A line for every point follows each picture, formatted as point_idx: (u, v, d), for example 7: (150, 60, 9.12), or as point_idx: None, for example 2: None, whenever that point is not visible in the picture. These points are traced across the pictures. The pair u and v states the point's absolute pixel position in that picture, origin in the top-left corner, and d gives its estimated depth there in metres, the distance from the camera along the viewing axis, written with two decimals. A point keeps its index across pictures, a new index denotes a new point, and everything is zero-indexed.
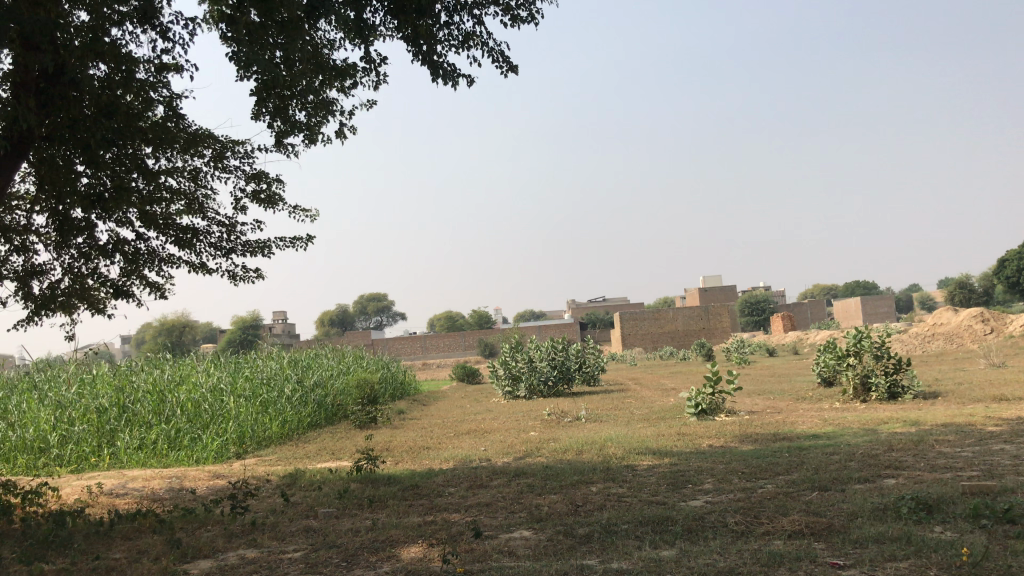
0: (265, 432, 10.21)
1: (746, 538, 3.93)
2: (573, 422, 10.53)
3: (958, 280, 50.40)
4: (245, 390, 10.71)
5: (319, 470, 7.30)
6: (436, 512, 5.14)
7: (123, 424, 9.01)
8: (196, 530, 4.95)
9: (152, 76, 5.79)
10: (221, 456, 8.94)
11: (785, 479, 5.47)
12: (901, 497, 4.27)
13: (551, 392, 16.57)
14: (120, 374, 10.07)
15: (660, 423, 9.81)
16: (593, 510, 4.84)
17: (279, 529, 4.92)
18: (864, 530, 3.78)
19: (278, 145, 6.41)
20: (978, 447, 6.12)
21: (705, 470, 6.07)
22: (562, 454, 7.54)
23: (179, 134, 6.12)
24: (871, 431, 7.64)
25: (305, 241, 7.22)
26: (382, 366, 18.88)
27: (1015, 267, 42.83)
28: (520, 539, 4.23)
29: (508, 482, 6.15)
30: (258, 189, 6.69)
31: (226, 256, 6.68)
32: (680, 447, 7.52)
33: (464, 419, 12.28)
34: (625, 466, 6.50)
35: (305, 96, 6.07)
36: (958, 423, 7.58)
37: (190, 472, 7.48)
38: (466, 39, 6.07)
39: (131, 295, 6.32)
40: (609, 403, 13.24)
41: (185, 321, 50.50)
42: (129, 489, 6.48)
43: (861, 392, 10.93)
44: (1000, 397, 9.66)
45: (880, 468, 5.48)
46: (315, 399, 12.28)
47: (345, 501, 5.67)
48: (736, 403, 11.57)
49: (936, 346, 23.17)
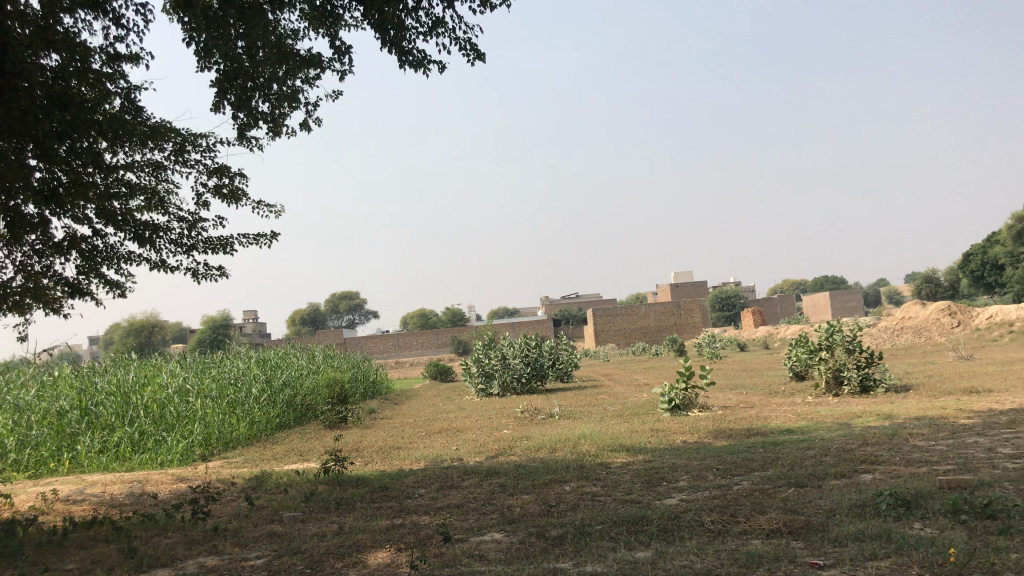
0: (232, 434, 10.01)
1: (723, 538, 3.83)
2: (546, 419, 10.43)
3: (925, 275, 51.15)
4: (211, 391, 10.46)
5: (286, 472, 7.12)
6: (405, 515, 5.00)
7: (85, 428, 8.75)
8: (154, 537, 4.76)
9: (108, 67, 5.58)
10: (186, 459, 8.74)
11: (760, 475, 5.39)
12: (879, 494, 4.19)
13: (524, 390, 16.48)
14: (83, 376, 9.77)
15: (634, 420, 9.73)
16: (566, 510, 4.72)
17: (242, 535, 4.75)
18: (843, 528, 3.70)
19: (241, 138, 6.21)
20: (952, 441, 6.09)
21: (680, 467, 5.97)
22: (535, 452, 7.43)
23: (137, 127, 5.91)
24: (845, 425, 7.60)
25: (269, 238, 7.01)
26: (353, 365, 18.64)
27: (980, 261, 43.61)
28: (491, 542, 4.11)
29: (480, 482, 6.00)
30: (221, 184, 6.48)
31: (187, 253, 6.46)
32: (654, 444, 7.43)
33: (436, 418, 12.13)
34: (599, 464, 6.38)
35: (268, 87, 5.88)
36: (930, 416, 7.57)
37: (152, 476, 7.25)
38: (435, 25, 5.92)
39: (89, 293, 6.09)
40: (582, 400, 13.16)
41: (153, 321, 49.85)
42: (87, 495, 6.25)
43: (834, 386, 10.92)
44: (970, 389, 9.71)
45: (856, 463, 5.41)
46: (283, 399, 12.08)
47: (311, 504, 5.51)
48: (709, 399, 11.53)
49: (905, 340, 23.41)
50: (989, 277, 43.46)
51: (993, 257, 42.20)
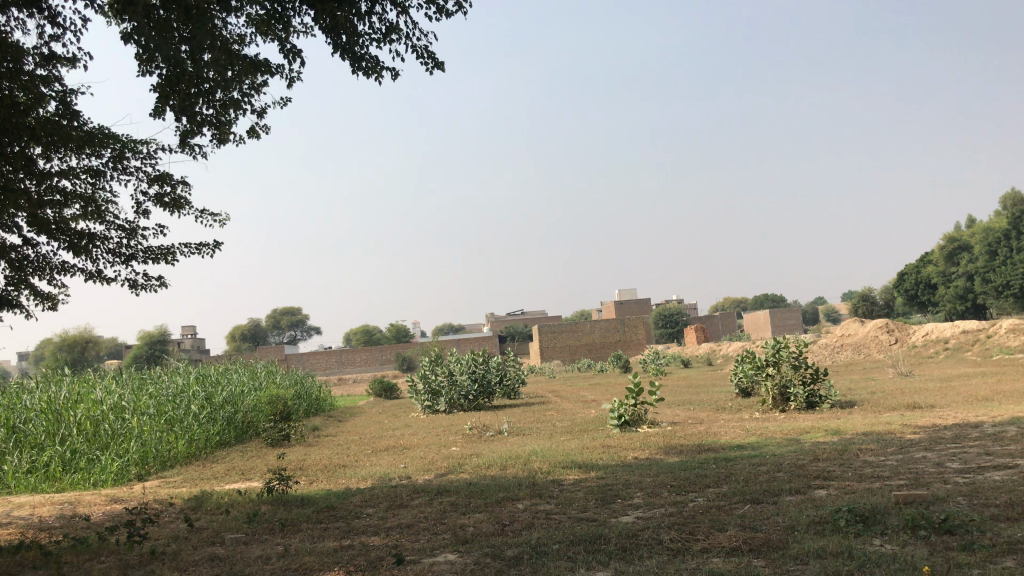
0: (170, 452, 9.66)
1: (682, 556, 3.75)
2: (494, 436, 10.31)
3: (862, 294, 52.43)
4: (148, 408, 10.09)
5: (228, 492, 6.87)
6: (353, 536, 4.82)
7: (12, 447, 8.37)
8: (86, 562, 4.51)
9: (44, 69, 5.34)
10: (121, 479, 8.40)
11: (715, 492, 5.34)
12: (836, 510, 4.17)
13: (471, 406, 16.32)
14: (11, 393, 9.33)
15: (584, 436, 9.65)
16: (521, 529, 4.60)
17: (181, 558, 4.53)
18: (804, 545, 3.65)
19: (183, 145, 5.99)
20: (902, 455, 6.13)
21: (634, 484, 5.89)
22: (485, 469, 7.30)
23: (73, 132, 5.66)
24: (794, 441, 7.61)
25: (212, 247, 6.77)
26: (296, 381, 18.25)
27: (913, 280, 44.79)
28: (445, 564, 3.96)
29: (430, 501, 5.84)
30: (163, 192, 6.25)
31: (125, 263, 6.19)
32: (605, 460, 7.35)
33: (382, 435, 11.90)
34: (551, 481, 6.27)
35: (213, 93, 5.68)
36: (878, 431, 7.64)
37: (85, 497, 6.92)
38: (390, 31, 5.80)
39: (19, 304, 5.78)
40: (530, 416, 13.06)
41: (86, 336, 48.36)
42: (14, 518, 5.94)
43: (780, 402, 11.00)
44: (913, 405, 9.86)
45: (810, 479, 5.40)
46: (223, 416, 11.73)
47: (254, 525, 5.29)
48: (658, 414, 11.54)
49: (845, 357, 23.85)
50: (922, 297, 44.60)
51: (926, 276, 43.46)
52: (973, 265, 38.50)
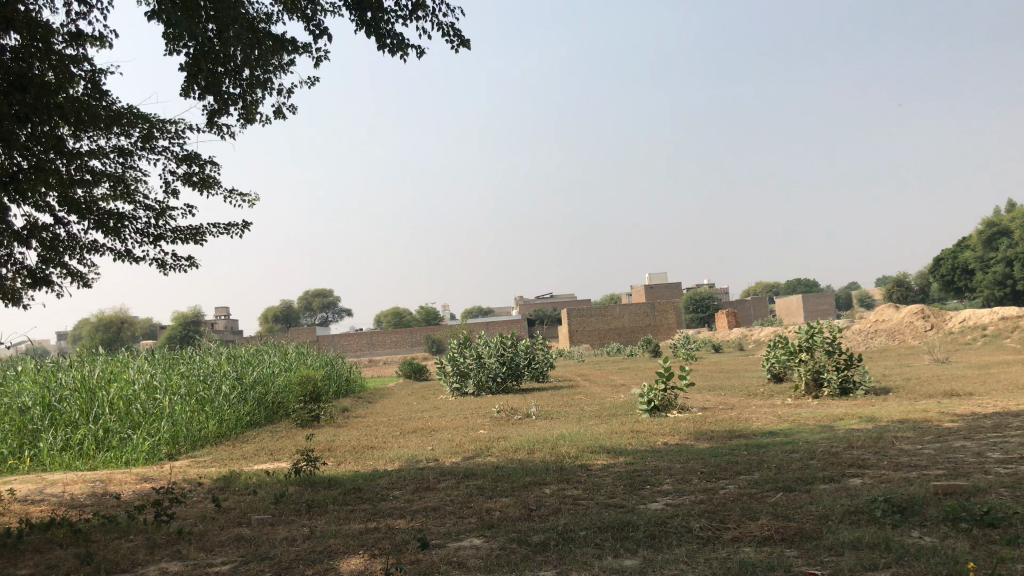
0: (200, 432, 9.73)
1: (713, 545, 3.66)
2: (522, 419, 10.25)
3: (896, 280, 51.67)
4: (180, 388, 10.16)
5: (256, 472, 6.88)
6: (379, 518, 4.79)
7: (47, 425, 8.48)
8: (114, 541, 4.52)
9: (72, 48, 5.33)
10: (152, 458, 8.47)
11: (746, 479, 5.23)
12: (873, 499, 4.05)
13: (499, 389, 16.30)
14: (46, 371, 9.44)
15: (613, 421, 9.56)
16: (548, 515, 4.54)
17: (207, 539, 4.52)
18: (839, 536, 3.55)
19: (210, 125, 5.97)
20: (939, 444, 5.98)
21: (663, 469, 5.81)
22: (513, 453, 7.24)
23: (102, 112, 5.64)
24: (827, 428, 7.46)
25: (240, 228, 6.76)
26: (326, 362, 18.34)
27: (950, 265, 43.99)
28: (470, 548, 3.91)
29: (457, 484, 5.80)
30: (191, 172, 6.23)
31: (154, 243, 6.19)
32: (634, 445, 7.27)
33: (411, 417, 11.91)
34: (579, 466, 6.20)
35: (239, 71, 5.64)
36: (914, 419, 7.47)
37: (116, 475, 6.98)
38: (416, 8, 5.70)
39: (51, 283, 5.80)
40: (558, 400, 13.00)
41: (122, 317, 49.13)
42: (46, 495, 5.99)
43: (813, 388, 10.82)
44: (950, 392, 9.64)
45: (844, 467, 5.28)
46: (253, 397, 11.79)
47: (281, 507, 5.28)
48: (688, 400, 11.41)
49: (879, 343, 23.50)
50: (959, 282, 43.82)
51: (963, 261, 42.70)
52: (1012, 251, 37.74)
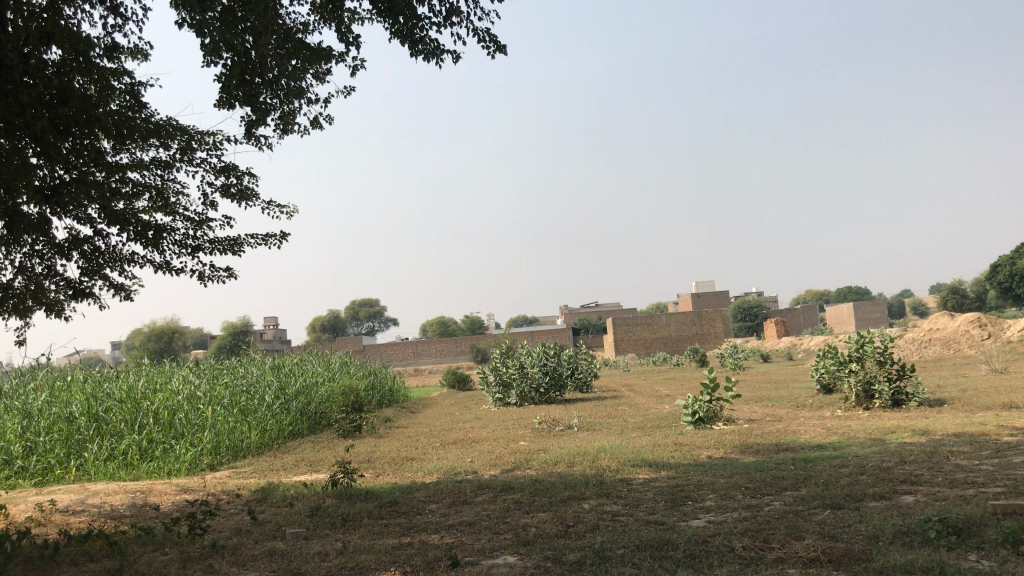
0: (243, 442, 9.78)
1: (756, 566, 3.51)
2: (563, 431, 10.11)
3: (951, 287, 50.35)
4: (223, 397, 10.22)
5: (294, 484, 6.85)
6: (414, 533, 4.71)
7: (93, 435, 8.57)
8: (148, 554, 4.50)
9: (112, 62, 5.37)
10: (195, 467, 8.51)
11: (792, 495, 5.04)
12: (927, 519, 3.84)
13: (542, 400, 16.15)
14: (93, 381, 9.57)
15: (656, 433, 9.37)
16: (585, 532, 4.41)
17: (241, 552, 4.48)
18: (891, 557, 3.37)
19: (248, 136, 5.98)
20: (997, 460, 5.71)
21: (706, 484, 5.64)
22: (552, 465, 7.12)
23: (141, 124, 5.68)
24: (878, 441, 7.20)
25: (279, 238, 6.76)
26: (370, 372, 18.40)
27: (1008, 272, 42.72)
28: (503, 567, 3.80)
29: (494, 498, 5.70)
30: (229, 182, 6.24)
31: (192, 254, 6.20)
32: (676, 459, 7.09)
33: (452, 428, 11.84)
34: (619, 480, 6.05)
35: (276, 81, 5.63)
36: (970, 433, 7.16)
37: (156, 486, 6.99)
38: (450, 13, 5.65)
39: (93, 295, 5.84)
40: (601, 410, 12.84)
41: (173, 326, 50.01)
42: (87, 505, 6.04)
43: (864, 399, 10.47)
44: (1009, 404, 9.26)
45: (896, 483, 5.05)
46: (297, 407, 11.84)
47: (316, 520, 5.23)
48: (734, 411, 11.14)
49: (934, 352, 22.87)
50: (1018, 288, 42.51)
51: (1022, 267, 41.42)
52: None
